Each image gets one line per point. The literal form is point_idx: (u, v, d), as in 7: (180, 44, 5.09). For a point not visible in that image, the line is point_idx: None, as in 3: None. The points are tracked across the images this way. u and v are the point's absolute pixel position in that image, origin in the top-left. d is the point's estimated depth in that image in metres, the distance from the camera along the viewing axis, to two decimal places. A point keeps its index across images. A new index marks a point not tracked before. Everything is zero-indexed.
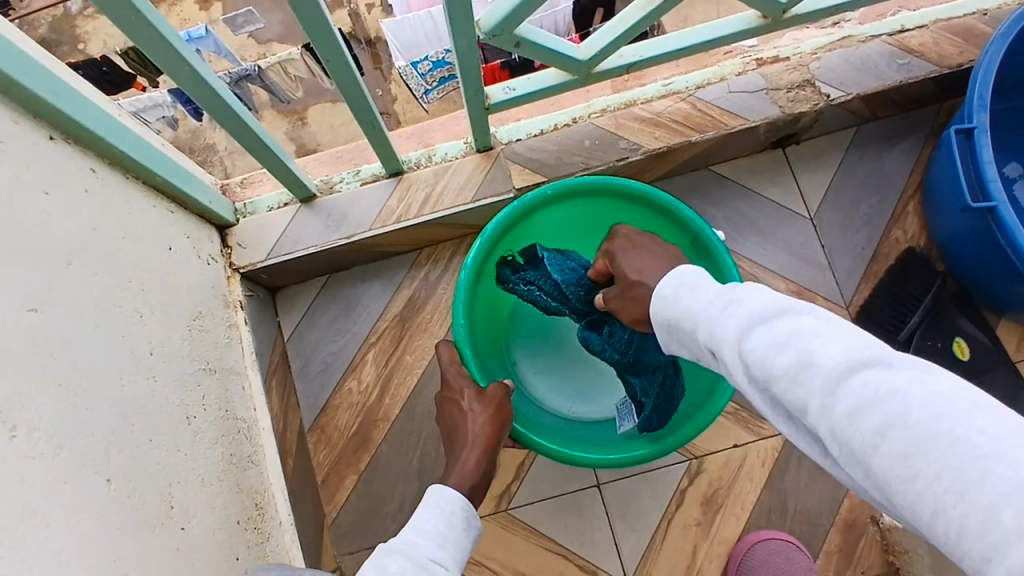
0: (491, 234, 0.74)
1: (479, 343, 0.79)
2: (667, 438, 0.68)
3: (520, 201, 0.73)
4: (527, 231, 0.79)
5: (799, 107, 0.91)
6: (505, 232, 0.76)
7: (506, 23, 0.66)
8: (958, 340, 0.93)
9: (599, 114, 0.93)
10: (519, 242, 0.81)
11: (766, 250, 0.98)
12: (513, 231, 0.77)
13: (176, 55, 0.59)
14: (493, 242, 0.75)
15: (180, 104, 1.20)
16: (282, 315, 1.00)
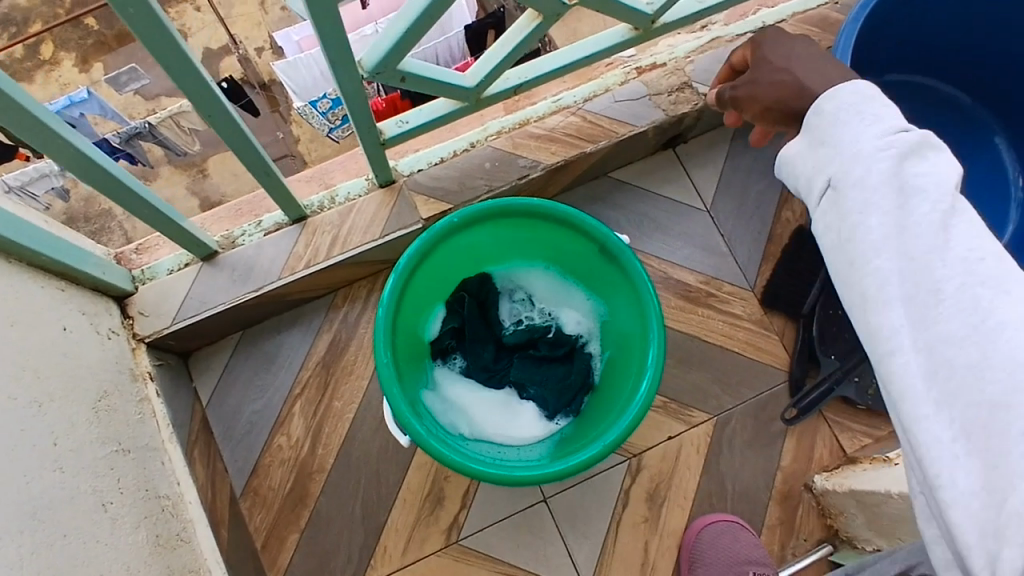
0: (405, 269, 0.73)
1: (406, 373, 0.76)
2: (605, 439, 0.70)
3: (427, 234, 0.74)
4: (440, 257, 0.79)
5: (682, 107, 0.97)
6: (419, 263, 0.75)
7: (387, 58, 0.67)
8: None
9: (496, 136, 0.95)
10: (434, 267, 0.79)
11: (671, 246, 1.03)
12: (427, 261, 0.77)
13: (43, 126, 0.56)
14: (409, 273, 0.74)
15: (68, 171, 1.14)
16: (197, 380, 0.96)
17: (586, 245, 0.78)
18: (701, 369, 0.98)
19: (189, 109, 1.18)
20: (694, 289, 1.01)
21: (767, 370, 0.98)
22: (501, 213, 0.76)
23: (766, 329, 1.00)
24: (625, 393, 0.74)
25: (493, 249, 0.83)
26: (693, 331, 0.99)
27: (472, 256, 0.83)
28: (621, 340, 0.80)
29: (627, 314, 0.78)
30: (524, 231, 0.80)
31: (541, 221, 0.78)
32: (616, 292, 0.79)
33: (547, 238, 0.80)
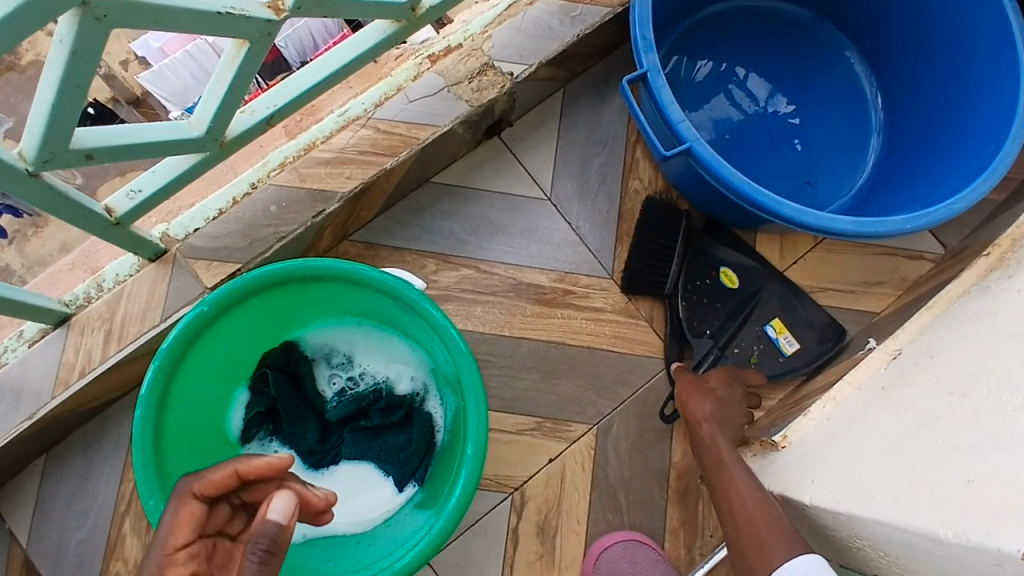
0: (159, 373, 0.62)
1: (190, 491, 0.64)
2: (433, 534, 0.60)
3: (179, 329, 0.62)
4: (213, 346, 0.67)
5: (487, 94, 0.84)
6: (179, 362, 0.63)
7: (48, 140, 0.53)
8: (725, 269, 0.90)
9: (278, 171, 0.81)
10: (211, 358, 0.67)
11: (517, 247, 0.91)
12: (193, 356, 0.65)
13: None
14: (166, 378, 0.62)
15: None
16: (10, 518, 0.84)
17: (387, 297, 0.67)
18: (572, 377, 0.89)
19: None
20: (548, 290, 0.90)
21: (642, 361, 0.90)
22: (273, 281, 0.65)
23: (633, 317, 0.91)
24: (459, 468, 0.64)
25: (283, 317, 0.71)
26: (556, 337, 0.89)
27: (264, 325, 0.71)
28: (453, 393, 0.70)
29: (450, 365, 0.68)
30: (314, 291, 0.68)
31: (327, 279, 0.66)
32: (434, 341, 0.69)
33: (345, 293, 0.69)
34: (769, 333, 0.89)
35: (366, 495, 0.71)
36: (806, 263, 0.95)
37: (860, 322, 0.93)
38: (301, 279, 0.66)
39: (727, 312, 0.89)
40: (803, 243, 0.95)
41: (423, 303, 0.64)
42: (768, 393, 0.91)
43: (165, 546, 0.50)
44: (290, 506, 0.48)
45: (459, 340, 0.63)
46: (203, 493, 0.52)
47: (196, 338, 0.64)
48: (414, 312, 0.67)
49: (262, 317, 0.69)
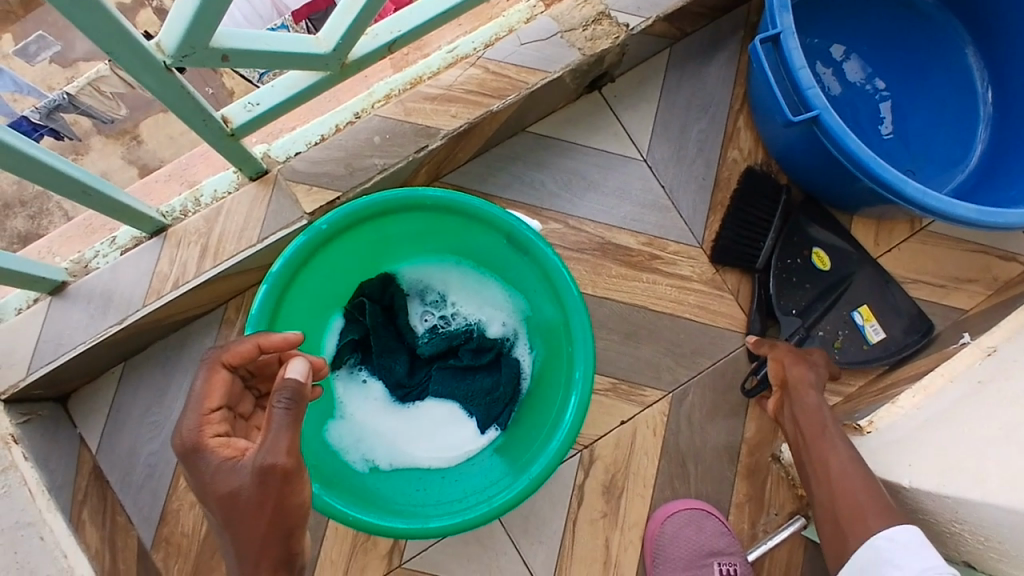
0: (273, 289, 0.62)
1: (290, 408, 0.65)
2: (532, 474, 0.60)
3: (296, 246, 0.62)
4: (320, 269, 0.67)
5: (600, 44, 0.82)
6: (291, 280, 0.64)
7: (190, 37, 0.51)
8: (816, 250, 0.88)
9: (383, 103, 0.80)
10: (316, 281, 0.68)
11: (607, 205, 0.90)
12: (303, 276, 0.65)
13: None
14: (278, 295, 0.63)
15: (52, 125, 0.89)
16: (81, 425, 0.84)
17: (497, 237, 0.67)
18: (652, 342, 0.88)
19: (102, 81, 0.89)
20: (636, 252, 0.89)
21: (723, 333, 0.88)
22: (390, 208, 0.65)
23: (719, 289, 0.89)
24: (557, 413, 0.64)
25: (386, 248, 0.71)
26: (639, 300, 0.88)
27: (367, 254, 0.71)
28: (548, 342, 0.70)
29: (550, 313, 0.68)
30: (424, 225, 0.68)
31: (441, 212, 0.66)
32: (536, 287, 0.69)
33: (453, 230, 0.69)
34: (856, 319, 0.87)
35: (450, 433, 0.71)
36: (900, 252, 0.92)
37: (950, 316, 0.91)
38: (416, 209, 0.66)
39: (815, 293, 0.87)
40: (899, 231, 0.93)
41: (537, 245, 0.64)
42: (850, 381, 0.89)
43: (200, 407, 0.54)
44: (306, 368, 0.51)
45: (570, 285, 0.63)
46: (232, 363, 0.57)
47: (309, 256, 0.64)
48: (522, 255, 0.67)
49: (367, 246, 0.69)
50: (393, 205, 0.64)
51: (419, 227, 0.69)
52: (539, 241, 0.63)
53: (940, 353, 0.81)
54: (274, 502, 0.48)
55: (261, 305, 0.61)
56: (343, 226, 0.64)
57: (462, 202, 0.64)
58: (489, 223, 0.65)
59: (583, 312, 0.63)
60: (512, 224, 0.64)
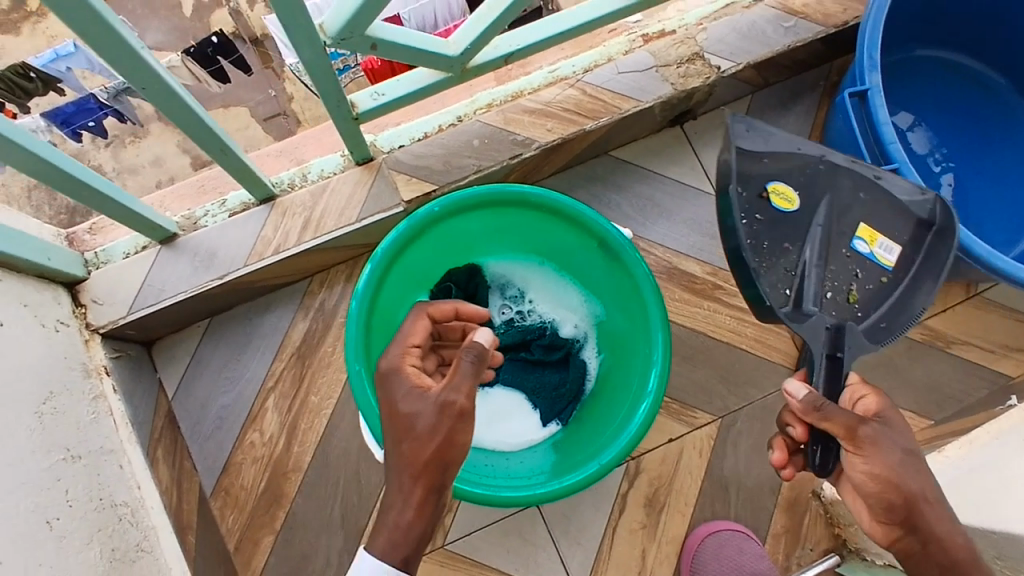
0: (382, 260, 0.67)
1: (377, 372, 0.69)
2: (602, 461, 0.64)
3: (407, 224, 0.67)
4: (421, 250, 0.72)
5: (692, 82, 0.88)
6: (398, 255, 0.69)
7: (353, 26, 0.58)
8: (863, 226, 0.72)
9: (485, 110, 0.86)
10: (415, 260, 0.72)
11: (678, 234, 0.95)
12: (406, 253, 0.70)
13: None
14: (385, 267, 0.68)
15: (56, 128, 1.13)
16: (161, 370, 0.89)
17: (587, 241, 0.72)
18: (706, 367, 0.91)
19: (217, 66, 1.10)
20: (700, 280, 0.93)
21: (775, 368, 0.92)
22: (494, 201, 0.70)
23: (775, 326, 0.93)
24: (627, 409, 0.68)
25: (479, 239, 0.76)
26: (698, 326, 0.92)
27: (462, 243, 0.76)
28: (622, 346, 0.74)
29: (626, 315, 0.73)
30: (519, 221, 0.73)
31: (538, 212, 0.71)
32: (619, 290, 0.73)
33: (543, 231, 0.74)
34: (862, 246, 0.72)
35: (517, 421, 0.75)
36: (953, 313, 0.95)
37: (997, 380, 0.93)
38: (515, 206, 0.71)
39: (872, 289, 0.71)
40: (954, 293, 0.96)
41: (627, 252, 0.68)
42: None
43: (405, 340, 0.59)
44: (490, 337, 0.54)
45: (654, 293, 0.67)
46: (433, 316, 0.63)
47: (414, 236, 0.69)
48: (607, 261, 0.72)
49: (464, 234, 0.74)
50: (499, 198, 0.69)
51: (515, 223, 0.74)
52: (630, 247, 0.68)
53: (987, 411, 0.84)
54: (446, 436, 0.50)
55: (371, 273, 0.66)
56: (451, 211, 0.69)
57: (563, 204, 0.69)
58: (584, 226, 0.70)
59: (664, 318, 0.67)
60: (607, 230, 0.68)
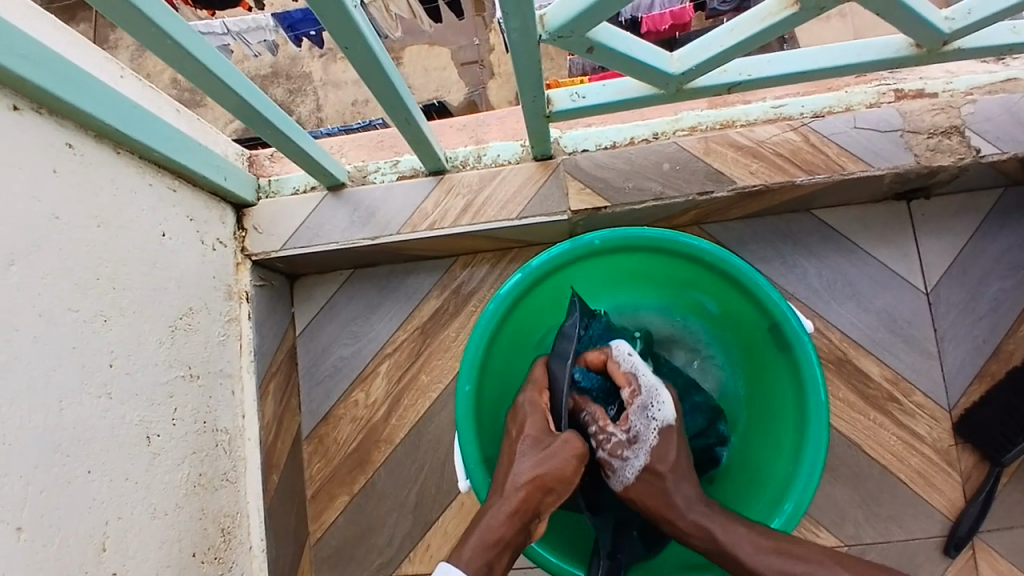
0: (529, 275, 0.64)
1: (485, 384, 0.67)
2: None
3: (564, 245, 0.64)
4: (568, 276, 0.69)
5: (940, 159, 0.74)
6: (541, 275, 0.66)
7: (584, 24, 0.52)
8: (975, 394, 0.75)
9: (686, 133, 0.77)
10: (558, 287, 0.69)
11: (863, 323, 0.82)
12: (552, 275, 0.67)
13: (135, 12, 0.49)
14: (527, 286, 0.65)
15: (283, 30, 1.15)
16: (297, 306, 0.90)
17: (787, 366, 0.64)
18: (848, 483, 0.79)
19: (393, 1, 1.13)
20: (873, 383, 0.81)
21: (930, 512, 0.78)
22: (722, 267, 0.64)
23: (946, 464, 0.79)
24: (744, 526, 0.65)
25: (632, 280, 0.71)
26: (857, 437, 0.80)
27: (614, 280, 0.71)
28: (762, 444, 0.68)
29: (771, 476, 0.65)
30: (734, 300, 0.66)
31: (757, 305, 0.64)
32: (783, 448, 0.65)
33: (752, 327, 0.66)
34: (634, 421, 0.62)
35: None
36: None
37: None
38: (734, 283, 0.65)
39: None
40: None
41: (818, 414, 0.60)
42: None
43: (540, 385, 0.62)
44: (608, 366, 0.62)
45: (805, 499, 0.60)
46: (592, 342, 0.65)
47: (570, 261, 0.67)
48: (795, 399, 0.64)
49: (616, 271, 0.70)
50: (671, 246, 0.64)
51: (679, 275, 0.68)
52: (808, 342, 0.60)
53: None
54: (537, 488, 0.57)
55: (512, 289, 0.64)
56: (610, 245, 0.65)
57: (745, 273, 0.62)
58: (762, 304, 0.63)
59: (825, 438, 0.60)
60: (786, 317, 0.61)
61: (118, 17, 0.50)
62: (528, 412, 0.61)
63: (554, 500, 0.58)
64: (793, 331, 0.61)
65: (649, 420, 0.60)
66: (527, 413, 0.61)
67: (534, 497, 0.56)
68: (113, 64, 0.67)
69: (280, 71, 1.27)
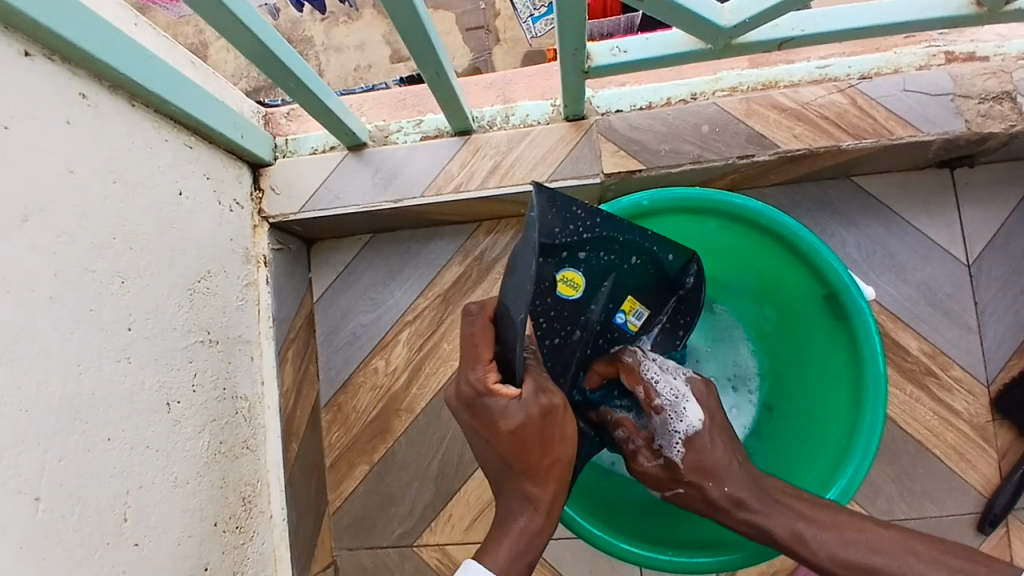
0: None
1: None
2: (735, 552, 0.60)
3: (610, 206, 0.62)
4: None
5: (992, 124, 0.71)
6: None
7: None
8: None
9: (726, 94, 0.73)
10: None
11: (901, 295, 0.79)
12: None
13: None
14: None
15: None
16: (314, 272, 0.88)
17: (841, 338, 0.62)
18: (882, 458, 0.77)
19: None
20: (910, 357, 0.78)
21: (965, 488, 0.76)
22: (777, 232, 0.62)
23: (983, 440, 0.77)
24: None
25: None
26: (892, 413, 0.78)
27: None
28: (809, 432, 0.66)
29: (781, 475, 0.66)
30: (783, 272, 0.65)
31: (812, 273, 0.62)
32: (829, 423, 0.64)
33: (804, 297, 0.65)
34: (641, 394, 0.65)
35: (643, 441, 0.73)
36: None
37: None
38: (788, 250, 0.63)
39: None
40: None
41: (875, 388, 0.58)
42: None
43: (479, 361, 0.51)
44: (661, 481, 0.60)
45: (865, 465, 0.58)
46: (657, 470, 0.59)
47: None
48: (848, 382, 0.62)
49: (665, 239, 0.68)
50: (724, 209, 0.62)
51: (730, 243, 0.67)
52: (865, 310, 0.58)
53: None
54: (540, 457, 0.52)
55: None
56: (659, 207, 0.63)
57: (801, 238, 0.60)
58: (818, 272, 0.61)
59: (880, 413, 0.58)
60: (843, 285, 0.59)
61: None
62: (496, 411, 0.50)
63: (568, 454, 0.53)
64: (850, 299, 0.59)
65: (673, 436, 0.58)
66: (492, 405, 0.50)
67: (551, 464, 0.52)
68: (126, 11, 0.63)
69: (281, 35, 1.21)
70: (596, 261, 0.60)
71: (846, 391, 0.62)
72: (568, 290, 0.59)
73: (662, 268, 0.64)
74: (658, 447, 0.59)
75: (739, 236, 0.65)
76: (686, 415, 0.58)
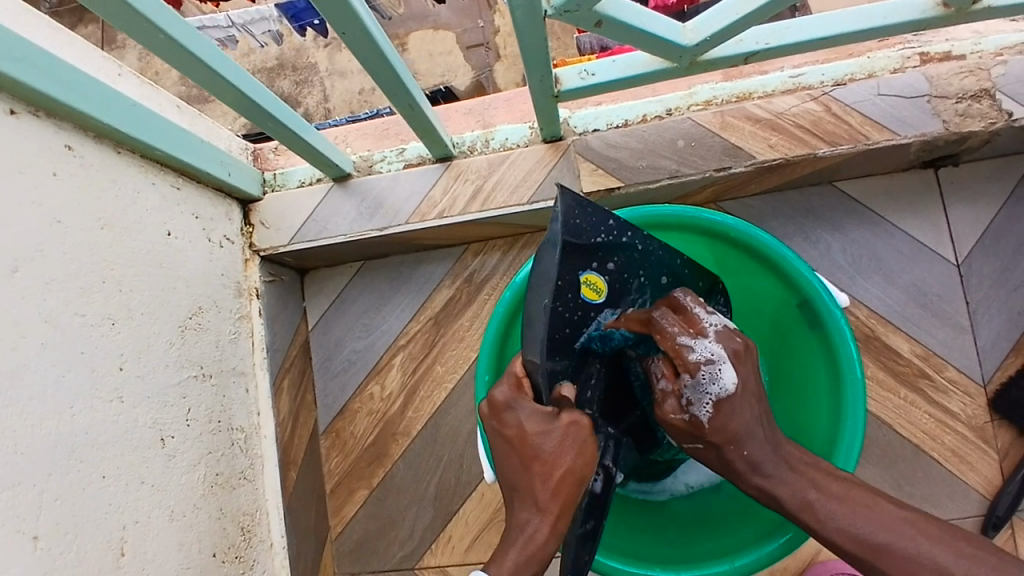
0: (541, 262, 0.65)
1: None
2: (734, 562, 0.60)
3: None
4: None
5: (969, 124, 0.71)
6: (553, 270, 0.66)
7: None
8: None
9: (701, 108, 0.74)
10: None
11: (891, 298, 0.79)
12: None
13: (129, 11, 0.48)
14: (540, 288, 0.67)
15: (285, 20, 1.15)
16: (308, 301, 0.89)
17: (817, 343, 0.63)
18: (880, 464, 0.77)
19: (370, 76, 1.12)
20: (903, 360, 0.78)
21: (964, 490, 0.76)
22: (745, 241, 0.63)
23: (982, 441, 0.76)
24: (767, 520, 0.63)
25: None
26: (887, 417, 0.77)
27: None
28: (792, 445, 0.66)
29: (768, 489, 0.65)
30: (756, 285, 0.66)
31: (783, 281, 0.63)
32: (817, 434, 0.63)
33: (777, 305, 0.66)
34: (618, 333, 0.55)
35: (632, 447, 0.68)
36: None
37: None
38: (759, 258, 0.64)
39: None
40: None
41: (854, 391, 0.59)
42: None
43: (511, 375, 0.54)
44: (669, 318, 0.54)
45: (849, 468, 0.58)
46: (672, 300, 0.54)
47: None
48: (828, 384, 0.62)
49: None
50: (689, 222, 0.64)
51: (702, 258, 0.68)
52: (837, 314, 0.59)
53: None
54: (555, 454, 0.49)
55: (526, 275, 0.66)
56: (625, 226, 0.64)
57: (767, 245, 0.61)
58: (788, 279, 0.62)
59: (860, 414, 0.58)
60: (815, 290, 0.60)
61: (116, 17, 0.49)
62: (513, 409, 0.52)
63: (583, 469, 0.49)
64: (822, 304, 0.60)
65: (705, 395, 0.50)
66: (513, 413, 0.51)
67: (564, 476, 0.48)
68: (111, 63, 0.65)
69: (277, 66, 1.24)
70: (640, 307, 0.57)
71: (827, 397, 0.62)
72: (599, 302, 0.54)
73: (696, 313, 0.62)
74: (688, 401, 0.51)
75: (709, 251, 0.66)
76: (721, 377, 0.49)
